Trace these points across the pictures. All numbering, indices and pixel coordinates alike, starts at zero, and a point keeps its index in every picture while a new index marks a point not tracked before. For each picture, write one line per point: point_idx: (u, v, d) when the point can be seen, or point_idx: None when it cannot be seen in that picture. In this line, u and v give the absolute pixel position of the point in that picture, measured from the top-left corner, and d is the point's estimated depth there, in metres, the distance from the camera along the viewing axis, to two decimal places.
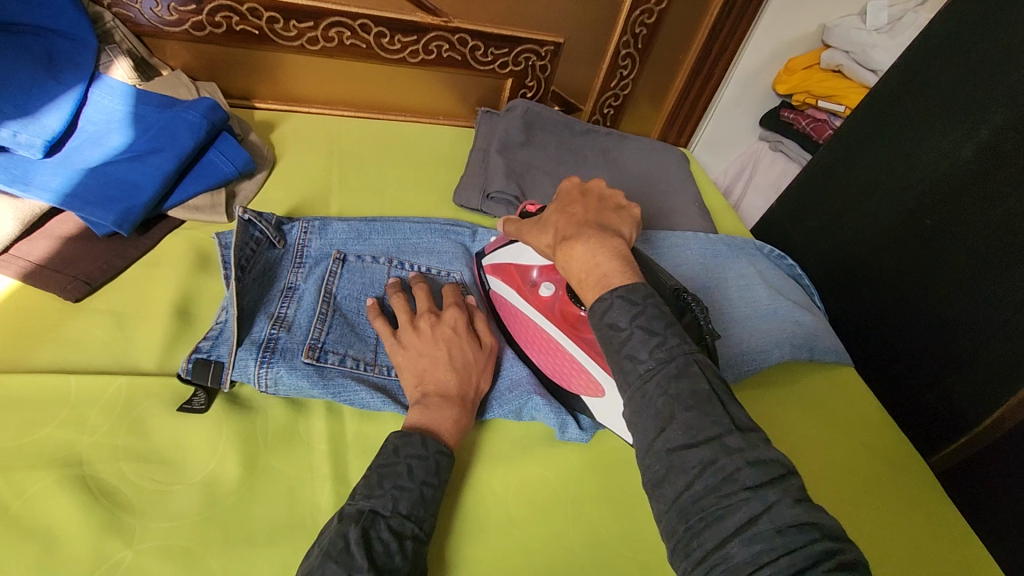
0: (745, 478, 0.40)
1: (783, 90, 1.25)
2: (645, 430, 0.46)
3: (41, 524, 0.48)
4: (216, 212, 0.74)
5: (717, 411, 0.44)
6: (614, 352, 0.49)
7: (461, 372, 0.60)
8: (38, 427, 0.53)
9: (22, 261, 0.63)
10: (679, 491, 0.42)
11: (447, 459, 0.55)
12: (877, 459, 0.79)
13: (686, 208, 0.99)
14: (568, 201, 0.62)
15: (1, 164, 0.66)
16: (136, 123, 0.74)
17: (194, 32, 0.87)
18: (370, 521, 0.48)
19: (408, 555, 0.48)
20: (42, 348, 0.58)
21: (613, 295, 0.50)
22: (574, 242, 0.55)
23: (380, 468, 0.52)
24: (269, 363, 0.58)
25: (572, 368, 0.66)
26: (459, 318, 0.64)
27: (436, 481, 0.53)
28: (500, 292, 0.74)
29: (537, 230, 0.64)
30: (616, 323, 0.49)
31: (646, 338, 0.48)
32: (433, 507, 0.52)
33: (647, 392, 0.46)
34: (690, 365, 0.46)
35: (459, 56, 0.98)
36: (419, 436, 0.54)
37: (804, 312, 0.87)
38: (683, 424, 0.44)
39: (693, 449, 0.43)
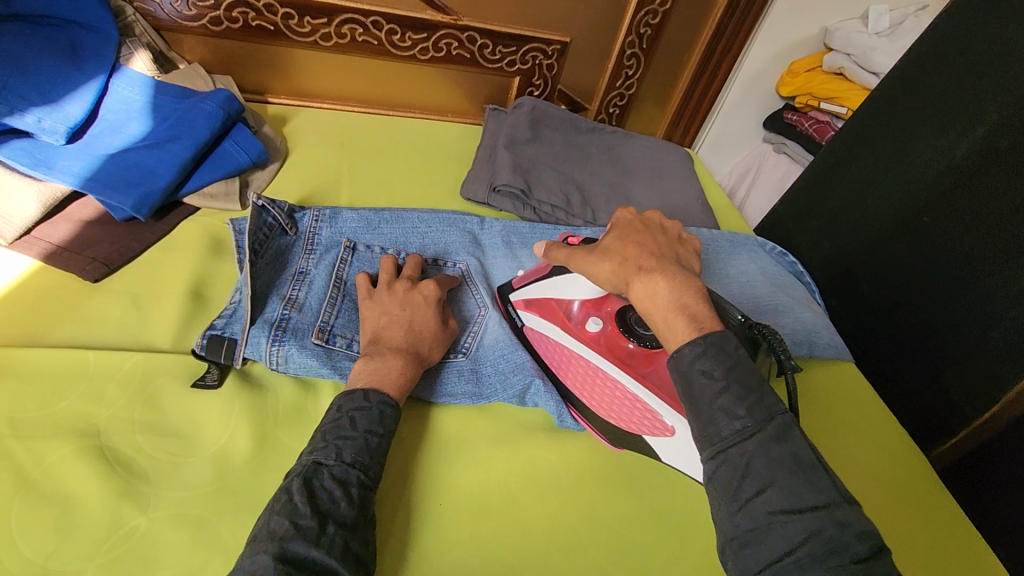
0: (853, 552, 0.40)
1: (787, 92, 1.26)
2: (737, 488, 0.45)
3: (60, 491, 0.50)
4: (230, 200, 0.76)
5: (820, 480, 0.44)
6: (704, 403, 0.48)
7: (416, 336, 0.62)
8: (58, 400, 0.54)
9: (43, 242, 0.65)
10: (780, 556, 0.42)
11: (392, 410, 0.56)
12: (874, 449, 0.81)
13: (690, 205, 1.01)
14: (633, 232, 0.61)
15: (25, 149, 0.68)
16: (155, 113, 0.76)
17: (211, 27, 0.89)
18: (313, 472, 0.49)
19: (354, 502, 0.49)
20: (62, 325, 0.60)
21: (707, 342, 0.50)
22: (658, 276, 0.55)
23: (326, 424, 0.54)
24: (281, 342, 0.60)
25: (632, 407, 0.63)
26: (434, 289, 0.66)
27: (381, 431, 0.54)
28: (537, 326, 0.71)
29: (595, 256, 0.62)
30: (709, 372, 0.49)
31: (739, 393, 0.48)
32: (380, 455, 0.53)
33: (748, 456, 0.45)
34: (789, 427, 0.46)
35: (468, 54, 1.01)
36: (362, 391, 0.55)
37: (804, 308, 0.88)
38: (783, 488, 0.44)
39: (798, 516, 0.42)
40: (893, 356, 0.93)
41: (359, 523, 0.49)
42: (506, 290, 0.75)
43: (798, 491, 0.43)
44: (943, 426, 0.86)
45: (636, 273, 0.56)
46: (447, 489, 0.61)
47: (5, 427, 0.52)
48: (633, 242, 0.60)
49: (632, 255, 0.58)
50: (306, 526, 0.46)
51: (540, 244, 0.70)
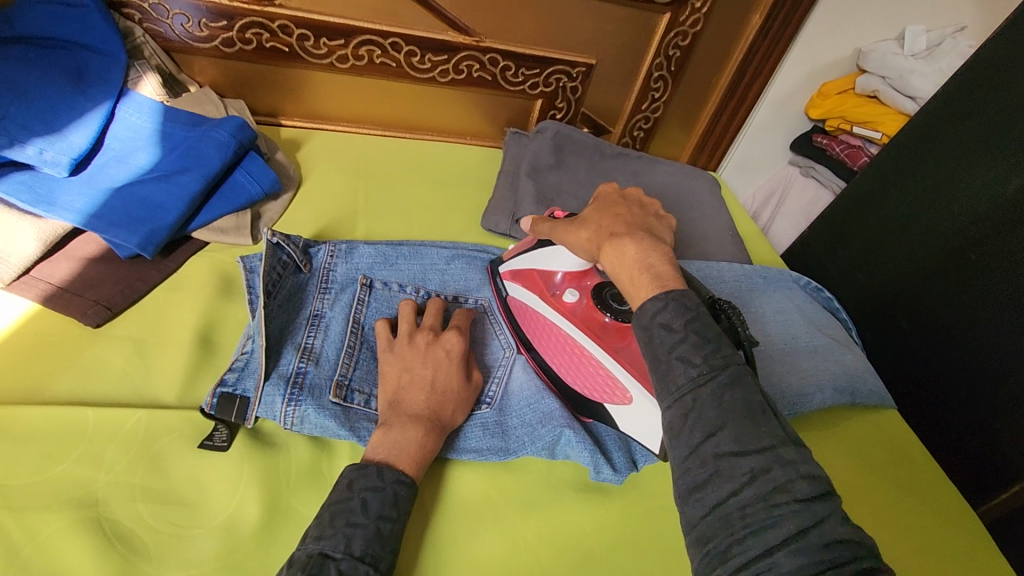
0: (798, 490, 0.37)
1: (816, 115, 1.21)
2: (687, 433, 0.42)
3: (52, 570, 0.45)
4: (241, 234, 0.72)
5: (770, 423, 0.41)
6: (663, 353, 0.45)
7: (438, 398, 0.58)
8: (53, 463, 0.50)
9: (43, 283, 0.61)
10: (724, 496, 0.39)
11: (407, 490, 0.52)
12: (909, 498, 0.76)
13: (719, 235, 0.96)
14: (610, 203, 0.60)
15: (26, 182, 0.64)
16: (163, 141, 0.72)
17: (223, 48, 0.85)
18: (319, 566, 0.45)
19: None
20: (61, 375, 0.56)
21: (669, 296, 0.47)
22: (628, 239, 0.54)
23: (334, 505, 0.50)
24: (297, 401, 0.56)
25: (598, 375, 0.64)
26: (457, 342, 0.62)
27: (394, 515, 0.50)
28: (519, 296, 0.71)
29: (573, 227, 0.62)
30: (670, 325, 0.46)
31: (698, 343, 0.44)
32: (392, 544, 0.49)
33: (700, 399, 0.42)
34: (743, 374, 0.43)
35: (490, 76, 0.96)
36: (375, 468, 0.51)
37: (844, 350, 0.83)
38: (733, 431, 0.40)
39: (745, 457, 0.39)
40: (936, 399, 0.88)
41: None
42: (497, 264, 0.76)
43: (750, 436, 0.40)
44: (994, 477, 0.82)
45: (608, 238, 0.55)
46: (468, 557, 0.56)
47: None
48: (609, 212, 0.59)
49: (607, 223, 0.57)
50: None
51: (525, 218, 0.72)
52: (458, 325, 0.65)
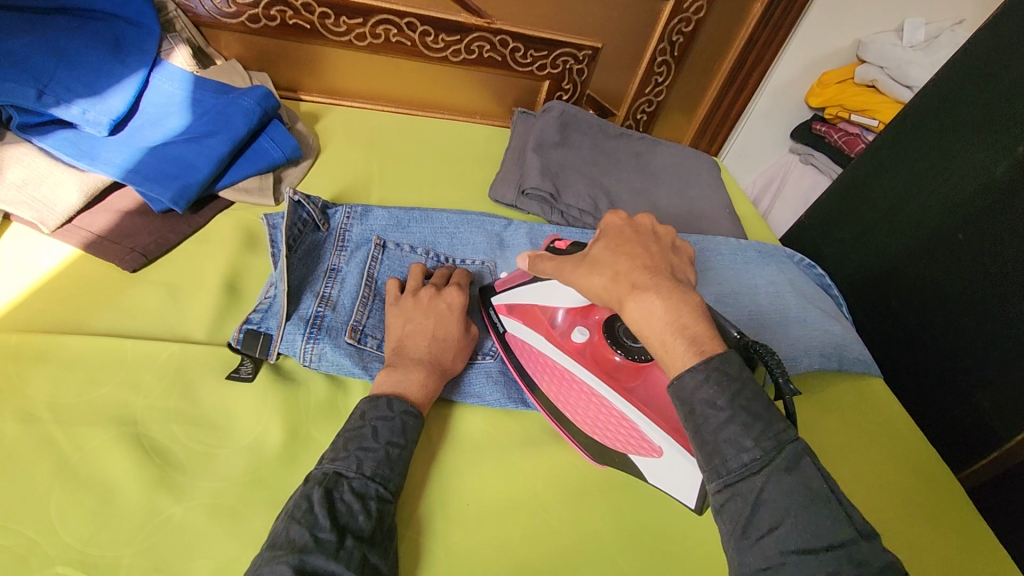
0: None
1: (816, 103, 1.25)
2: (747, 524, 0.44)
3: (98, 477, 0.50)
4: (264, 196, 0.77)
5: (834, 514, 0.42)
6: (709, 435, 0.47)
7: (440, 345, 0.62)
8: (97, 387, 0.55)
9: (84, 231, 0.66)
10: None
11: (414, 420, 0.56)
12: (892, 461, 0.80)
13: (717, 214, 1.00)
14: (623, 243, 0.57)
15: (69, 139, 0.69)
16: (193, 107, 0.78)
17: (249, 24, 0.90)
18: (334, 483, 0.50)
19: (372, 515, 0.49)
20: (102, 313, 0.61)
21: (707, 367, 0.47)
22: (655, 295, 0.51)
23: (347, 432, 0.54)
24: (315, 339, 0.62)
25: (619, 424, 0.62)
26: (457, 297, 0.66)
27: (402, 442, 0.54)
28: (520, 334, 0.68)
29: (585, 269, 0.58)
30: (713, 402, 0.47)
31: (746, 423, 0.46)
32: (400, 467, 0.53)
33: (759, 489, 0.44)
34: (800, 457, 0.44)
35: (500, 57, 1.01)
36: (386, 399, 0.56)
37: (833, 321, 0.87)
38: (795, 524, 0.42)
39: (814, 556, 0.41)
40: (922, 373, 0.91)
41: (377, 536, 0.49)
42: (488, 293, 0.72)
43: (814, 528, 0.42)
44: (976, 445, 0.86)
45: (630, 290, 0.52)
46: (471, 490, 0.60)
47: (45, 412, 0.53)
48: (624, 253, 0.56)
49: (626, 268, 0.54)
50: (325, 540, 0.46)
51: (523, 254, 0.66)
52: (459, 282, 0.69)
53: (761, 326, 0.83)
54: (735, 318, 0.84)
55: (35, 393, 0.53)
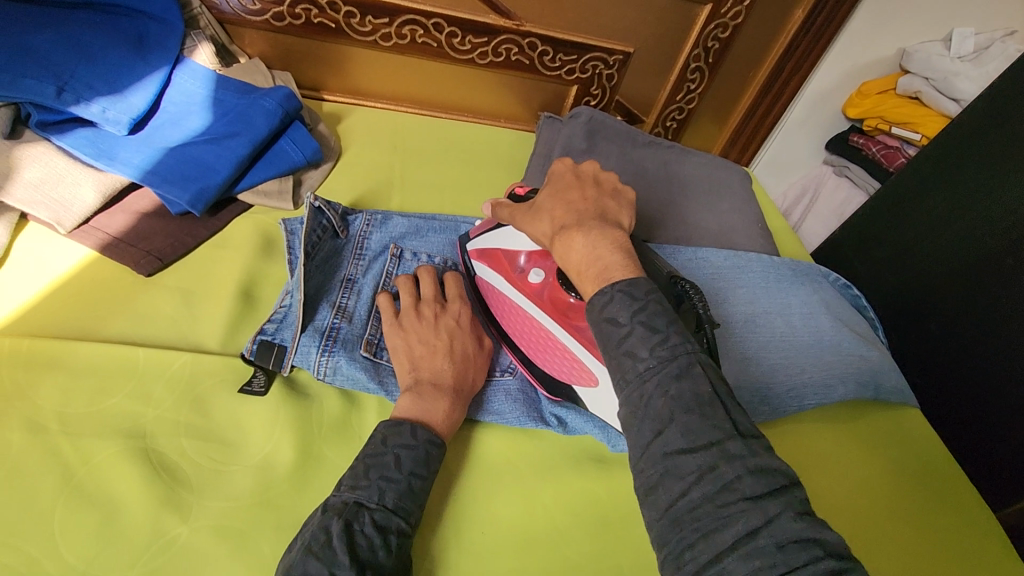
0: (745, 488, 0.38)
1: (854, 114, 1.20)
2: (639, 430, 0.43)
3: (103, 492, 0.49)
4: (284, 199, 0.75)
5: (719, 416, 0.42)
6: (613, 349, 0.46)
7: (460, 365, 0.60)
8: (106, 396, 0.54)
9: (100, 232, 0.65)
10: (674, 497, 0.40)
11: (437, 449, 0.54)
12: (910, 487, 0.76)
13: (747, 229, 0.96)
14: (564, 188, 0.58)
15: (88, 138, 0.68)
16: (214, 107, 0.76)
17: (274, 22, 0.88)
18: (354, 514, 0.47)
19: (393, 551, 0.47)
20: (114, 318, 0.60)
21: (614, 289, 0.48)
22: (573, 232, 0.53)
23: (368, 458, 0.51)
24: (331, 352, 0.59)
25: (566, 360, 0.63)
26: (463, 312, 0.65)
27: (424, 473, 0.52)
28: (488, 278, 0.70)
29: (531, 216, 0.60)
30: (616, 318, 0.47)
31: (646, 334, 0.45)
32: (420, 499, 0.51)
33: (648, 396, 0.43)
34: (692, 364, 0.44)
35: (528, 60, 0.98)
36: (410, 425, 0.53)
37: (868, 346, 0.83)
38: (681, 427, 0.42)
39: (692, 454, 0.41)
40: (961, 403, 0.87)
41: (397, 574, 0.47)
42: (464, 240, 0.73)
43: (698, 430, 0.41)
44: (1015, 483, 0.81)
45: (557, 231, 0.55)
46: (483, 514, 0.58)
47: (53, 421, 0.51)
48: (559, 198, 0.57)
49: (560, 212, 0.56)
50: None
51: (489, 202, 0.68)
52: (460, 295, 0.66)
53: (792, 351, 0.79)
54: (766, 339, 0.80)
55: (42, 401, 0.52)
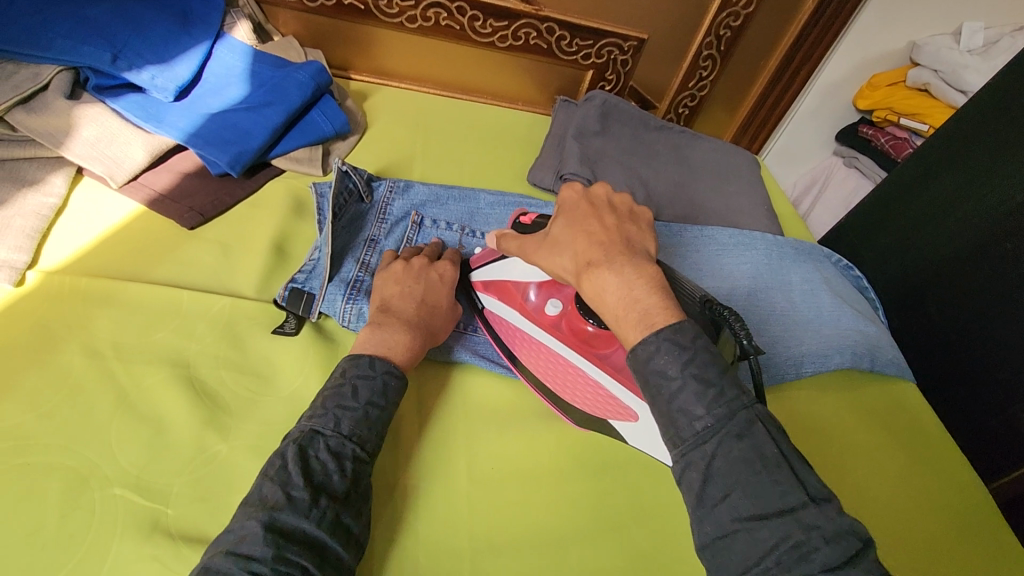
0: (820, 557, 0.42)
1: (864, 106, 1.23)
2: (703, 493, 0.47)
3: (153, 411, 0.54)
4: (314, 165, 0.80)
5: (786, 479, 0.45)
6: (665, 405, 0.50)
7: (426, 310, 0.63)
8: (155, 331, 0.59)
9: (147, 189, 0.71)
10: (749, 563, 0.44)
11: (395, 381, 0.56)
12: (912, 459, 0.79)
13: (753, 211, 1.00)
14: (581, 218, 0.57)
15: (137, 102, 0.73)
16: (252, 79, 0.81)
17: (306, 3, 0.94)
18: (310, 440, 0.50)
19: (347, 475, 0.50)
20: (161, 265, 0.65)
21: (659, 338, 0.50)
22: (607, 271, 0.53)
23: (328, 390, 0.54)
24: (355, 300, 0.65)
25: (594, 393, 0.63)
26: (449, 270, 0.68)
27: (382, 403, 0.55)
28: (497, 311, 0.70)
29: (547, 249, 0.58)
30: (666, 371, 0.49)
31: (698, 390, 0.49)
32: (378, 429, 0.54)
33: (710, 457, 0.47)
34: (752, 424, 0.47)
35: (546, 45, 1.02)
36: (367, 358, 0.56)
37: (867, 322, 0.86)
38: (747, 490, 0.45)
39: (765, 521, 0.44)
40: (957, 382, 0.90)
41: (350, 497, 0.50)
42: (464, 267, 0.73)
43: (765, 495, 0.45)
44: (1007, 458, 0.84)
45: (585, 267, 0.54)
46: (493, 456, 0.63)
47: (109, 350, 0.57)
48: (580, 230, 0.56)
49: (583, 247, 0.55)
50: (297, 497, 0.47)
51: (492, 234, 0.64)
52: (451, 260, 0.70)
53: (793, 325, 0.83)
54: (768, 314, 0.84)
55: (101, 330, 0.58)
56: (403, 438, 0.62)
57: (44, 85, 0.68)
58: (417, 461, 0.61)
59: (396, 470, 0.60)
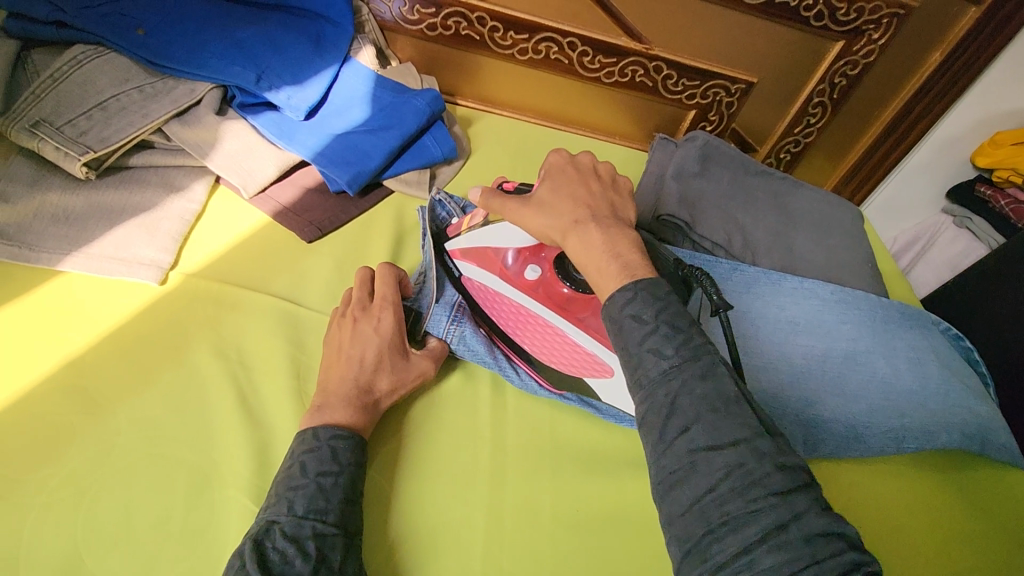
0: (771, 484, 0.41)
1: (983, 163, 1.16)
2: (663, 429, 0.45)
3: (269, 419, 0.58)
4: (421, 188, 0.83)
5: (741, 415, 0.44)
6: (634, 346, 0.48)
7: (368, 376, 0.59)
8: (272, 340, 0.63)
9: (274, 202, 0.76)
10: (702, 492, 0.42)
11: (345, 442, 0.54)
12: (946, 513, 0.75)
13: (857, 265, 0.94)
14: (564, 178, 0.60)
15: (273, 120, 0.78)
16: (374, 102, 0.84)
17: (426, 32, 0.99)
18: (265, 533, 0.47)
19: (311, 556, 0.47)
20: (280, 275, 0.70)
21: (636, 287, 0.50)
22: (594, 227, 0.55)
23: (280, 476, 0.52)
24: (459, 322, 0.70)
25: (574, 351, 0.65)
26: (386, 319, 0.63)
27: (335, 469, 0.52)
28: (476, 277, 0.69)
29: (531, 212, 0.60)
30: (640, 315, 0.49)
31: (669, 334, 0.48)
32: (338, 495, 0.51)
33: (674, 396, 0.45)
34: (715, 366, 0.46)
35: (651, 83, 1.02)
36: (310, 431, 0.54)
37: (979, 401, 0.80)
38: (705, 425, 0.44)
39: (719, 451, 0.42)
40: None
41: None
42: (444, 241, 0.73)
43: (722, 428, 0.44)
44: None
45: (573, 224, 0.56)
46: (577, 493, 0.62)
47: (234, 354, 0.61)
48: (567, 192, 0.59)
49: (566, 210, 0.58)
50: None
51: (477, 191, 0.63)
52: (385, 297, 0.64)
53: (893, 395, 0.79)
54: (865, 381, 0.79)
55: (228, 334, 0.63)
56: (491, 468, 0.63)
57: (199, 100, 0.75)
58: (503, 492, 0.61)
59: (480, 497, 0.60)
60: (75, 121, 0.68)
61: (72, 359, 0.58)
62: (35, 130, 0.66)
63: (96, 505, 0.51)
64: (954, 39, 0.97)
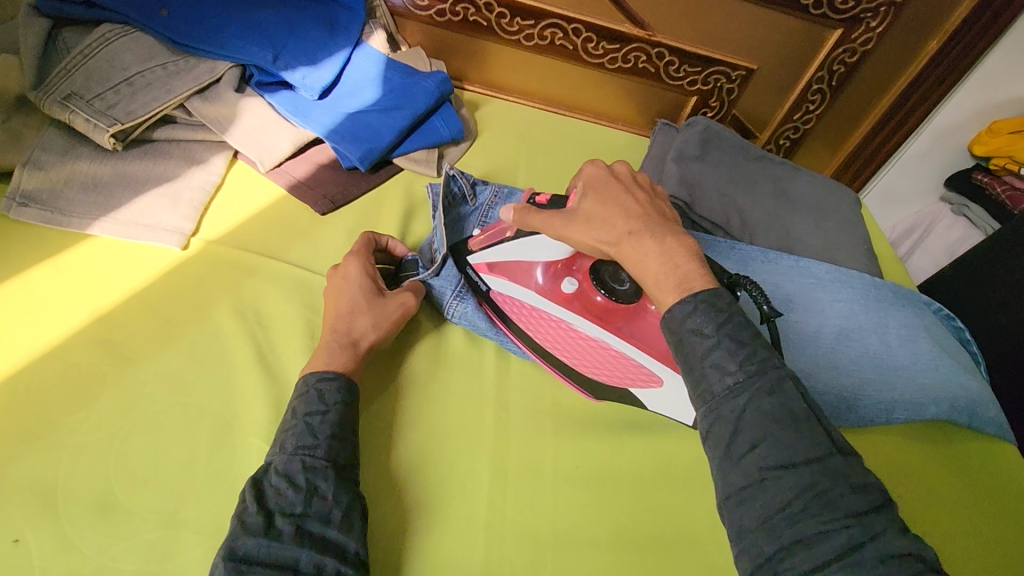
0: (846, 504, 0.42)
1: (981, 151, 1.19)
2: (730, 444, 0.46)
3: (285, 374, 0.61)
4: (429, 167, 0.86)
5: (813, 434, 0.45)
6: (697, 360, 0.50)
7: (343, 318, 0.62)
8: (288, 303, 0.66)
9: (288, 175, 0.79)
10: (774, 509, 0.43)
11: (330, 383, 0.57)
12: (998, 525, 0.75)
13: (853, 246, 0.97)
14: (608, 189, 0.60)
15: (288, 98, 0.82)
16: (385, 83, 0.88)
17: (435, 17, 1.02)
18: (264, 473, 0.52)
19: (301, 488, 0.50)
20: (296, 245, 0.73)
21: (697, 299, 0.51)
22: (649, 236, 0.56)
23: (282, 424, 0.56)
24: (462, 298, 0.72)
25: (618, 363, 0.68)
26: (354, 265, 0.66)
27: (322, 409, 0.55)
28: (508, 291, 0.70)
29: (580, 226, 0.59)
30: (700, 329, 0.50)
31: (732, 348, 0.49)
32: (325, 432, 0.54)
33: (740, 411, 0.47)
34: (782, 381, 0.47)
35: (653, 69, 1.05)
36: (301, 378, 0.58)
37: (968, 375, 0.83)
38: (773, 442, 0.45)
39: (790, 470, 0.44)
40: None
41: (312, 507, 0.50)
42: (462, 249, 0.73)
43: (792, 446, 0.45)
44: None
45: (627, 235, 0.57)
46: (580, 454, 0.65)
47: (252, 314, 0.65)
48: (615, 203, 0.59)
49: (617, 222, 0.58)
50: (251, 522, 0.48)
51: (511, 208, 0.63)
52: (358, 249, 0.68)
53: (885, 369, 0.81)
54: (858, 356, 0.82)
55: (247, 297, 0.66)
56: (496, 427, 0.66)
57: (218, 77, 0.79)
58: (507, 450, 0.64)
59: (485, 454, 0.63)
60: (103, 95, 0.72)
61: (101, 316, 0.62)
62: (66, 102, 0.70)
63: (126, 448, 0.54)
64: (951, 27, 1.00)
